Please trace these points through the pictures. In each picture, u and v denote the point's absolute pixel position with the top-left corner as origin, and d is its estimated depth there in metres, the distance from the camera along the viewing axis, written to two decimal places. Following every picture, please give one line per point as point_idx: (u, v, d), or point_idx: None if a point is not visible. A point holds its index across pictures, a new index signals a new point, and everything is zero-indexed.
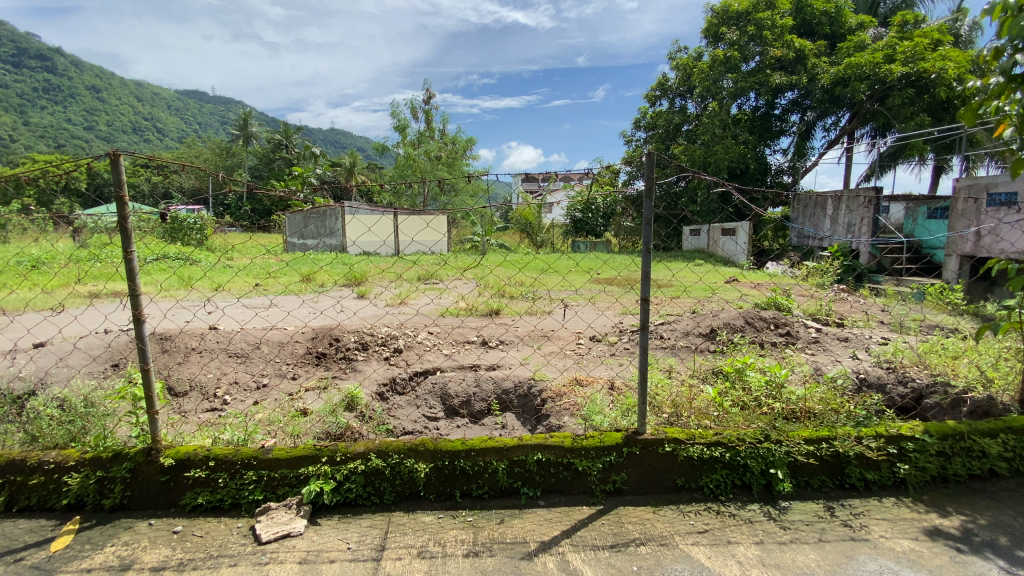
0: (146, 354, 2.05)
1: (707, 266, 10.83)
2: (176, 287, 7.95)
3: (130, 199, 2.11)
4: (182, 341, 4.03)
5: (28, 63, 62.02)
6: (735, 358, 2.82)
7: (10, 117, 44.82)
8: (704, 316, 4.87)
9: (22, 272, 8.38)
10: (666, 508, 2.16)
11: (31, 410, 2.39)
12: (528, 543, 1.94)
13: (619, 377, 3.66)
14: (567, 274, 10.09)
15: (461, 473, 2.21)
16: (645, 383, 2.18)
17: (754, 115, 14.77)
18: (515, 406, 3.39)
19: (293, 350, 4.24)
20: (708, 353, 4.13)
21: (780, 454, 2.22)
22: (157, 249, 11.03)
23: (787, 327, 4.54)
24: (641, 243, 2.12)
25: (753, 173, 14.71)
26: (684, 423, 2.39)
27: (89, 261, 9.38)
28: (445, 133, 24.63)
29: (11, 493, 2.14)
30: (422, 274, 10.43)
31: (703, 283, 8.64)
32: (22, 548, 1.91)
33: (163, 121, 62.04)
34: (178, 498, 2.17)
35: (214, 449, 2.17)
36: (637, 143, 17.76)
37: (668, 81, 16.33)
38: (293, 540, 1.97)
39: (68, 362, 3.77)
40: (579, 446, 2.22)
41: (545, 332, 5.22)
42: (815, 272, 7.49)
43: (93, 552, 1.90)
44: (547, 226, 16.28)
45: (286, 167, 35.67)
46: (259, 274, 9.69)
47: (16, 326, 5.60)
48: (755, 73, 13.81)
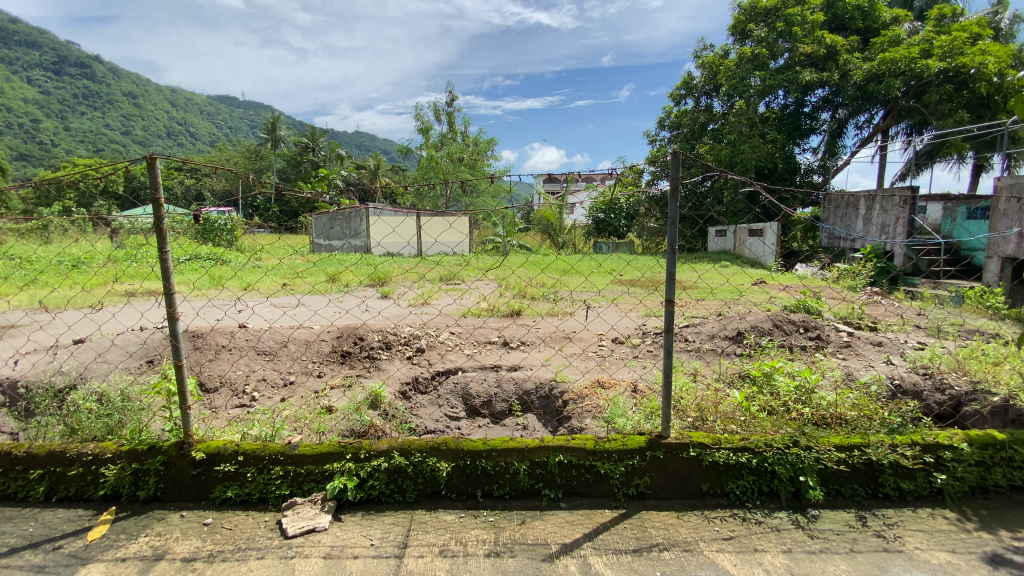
0: (179, 351, 2.11)
1: (734, 268, 10.63)
2: (208, 287, 8.20)
3: (165, 201, 2.18)
4: (213, 339, 4.14)
5: (69, 72, 64.96)
6: (762, 362, 2.72)
7: (52, 123, 46.94)
8: (731, 319, 4.76)
9: (63, 271, 8.76)
10: (690, 514, 2.12)
11: (72, 403, 2.50)
12: (550, 544, 1.93)
13: (643, 379, 3.60)
14: (590, 276, 10.07)
15: (483, 473, 2.21)
16: (670, 385, 2.14)
17: (783, 113, 14.45)
18: (536, 407, 3.38)
19: (319, 348, 4.32)
20: (735, 357, 4.05)
21: (809, 461, 2.16)
22: (190, 249, 11.41)
23: (817, 330, 4.42)
24: (666, 244, 2.08)
25: (781, 173, 14.40)
26: (709, 427, 2.35)
27: (127, 261, 9.78)
28: (468, 135, 24.82)
29: (51, 483, 2.23)
30: (444, 274, 10.54)
31: (730, 284, 8.50)
32: (61, 536, 2.00)
33: (196, 124, 64.15)
34: (208, 491, 2.23)
35: (243, 444, 2.23)
36: (661, 143, 17.57)
37: (693, 80, 16.10)
38: (318, 535, 2.00)
39: (106, 357, 3.92)
40: (601, 448, 2.20)
41: (567, 333, 5.19)
42: (847, 274, 7.25)
43: (127, 542, 1.97)
44: (569, 226, 16.24)
45: (313, 169, 36.59)
46: (287, 274, 9.93)
47: (59, 323, 5.87)
48: (784, 70, 13.48)
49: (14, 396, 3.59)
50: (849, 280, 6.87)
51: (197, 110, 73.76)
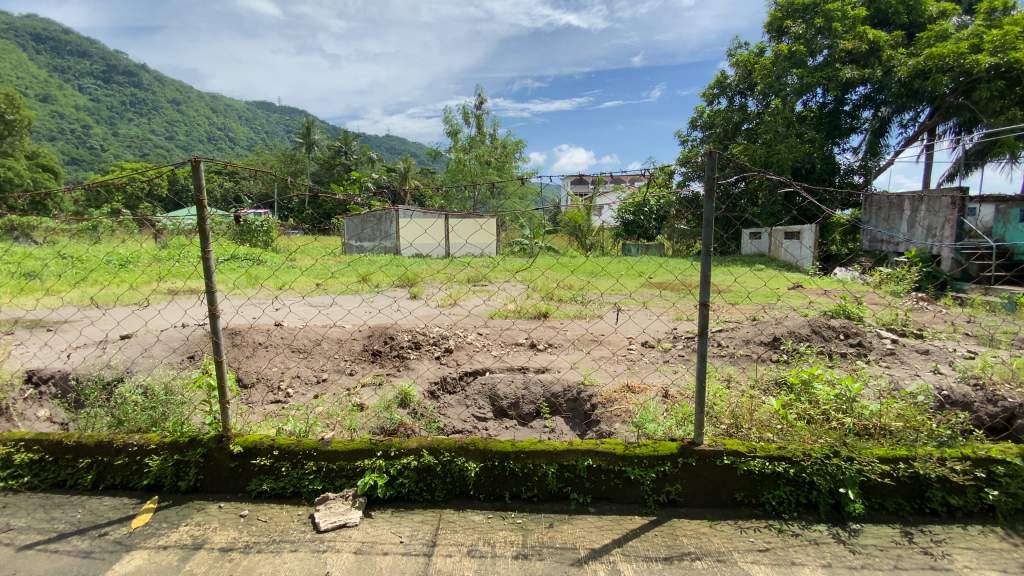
0: (220, 347, 2.18)
1: (769, 271, 10.34)
2: (246, 286, 8.49)
3: (208, 204, 2.27)
4: (250, 336, 4.28)
5: (118, 80, 68.51)
6: (801, 369, 2.64)
7: (102, 130, 49.50)
8: (766, 324, 4.61)
9: (112, 270, 9.22)
10: (723, 523, 2.06)
11: (119, 396, 2.63)
12: (578, 549, 1.91)
13: (674, 384, 3.53)
14: (619, 278, 9.96)
15: (511, 474, 2.21)
16: (703, 391, 2.09)
17: (822, 111, 14.00)
18: (563, 410, 3.36)
19: (350, 347, 4.40)
20: (772, 363, 3.93)
21: (851, 472, 2.07)
22: (229, 249, 11.83)
23: (858, 336, 4.25)
24: (701, 246, 2.03)
25: (819, 173, 13.93)
26: (744, 435, 2.29)
27: (170, 261, 10.20)
28: (496, 137, 24.97)
29: (98, 472, 2.34)
30: (472, 276, 10.61)
31: (766, 288, 8.26)
32: (107, 524, 2.09)
33: (235, 130, 66.54)
34: (244, 484, 2.29)
35: (279, 439, 2.29)
36: (693, 143, 17.28)
37: (727, 79, 15.79)
38: (349, 530, 2.03)
39: (151, 352, 4.09)
40: (631, 453, 2.16)
41: (596, 336, 5.13)
42: (890, 278, 6.97)
43: (169, 531, 2.05)
44: (597, 228, 16.10)
45: (346, 172, 37.45)
46: (320, 274, 10.17)
47: (108, 320, 6.15)
48: (823, 68, 13.06)
49: (66, 388, 3.78)
50: (892, 285, 6.58)
51: (237, 116, 76.55)
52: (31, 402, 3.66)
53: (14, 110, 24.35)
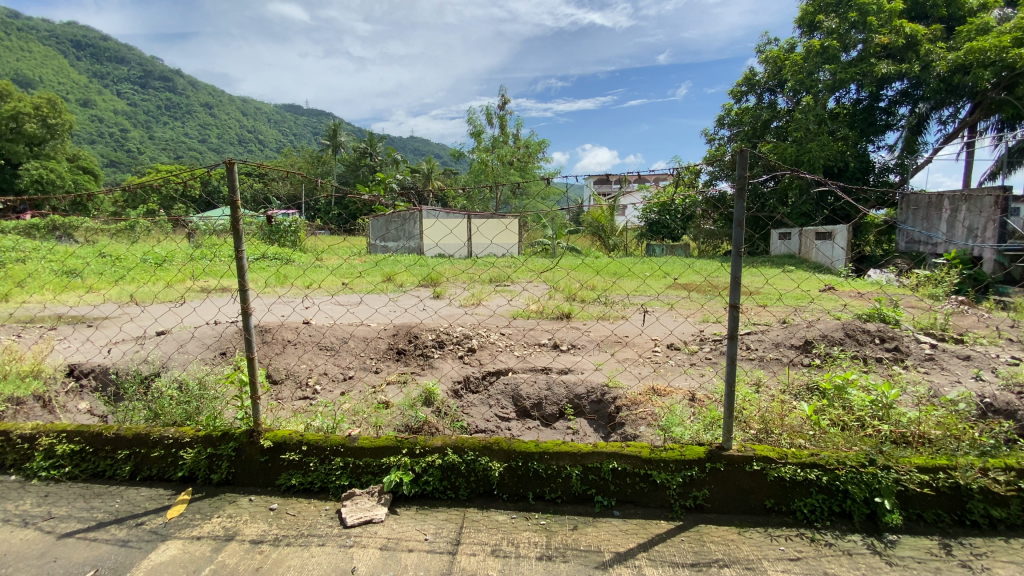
0: (252, 344, 2.24)
1: (800, 273, 10.08)
2: (275, 284, 8.68)
3: (241, 204, 2.32)
4: (280, 334, 4.39)
5: (155, 86, 71.04)
6: (834, 374, 2.57)
7: (138, 133, 51.31)
8: (797, 327, 4.50)
9: (148, 269, 9.54)
10: (753, 531, 2.02)
11: (156, 390, 2.73)
12: (603, 552, 1.89)
13: (701, 388, 3.45)
14: (644, 279, 9.84)
15: (535, 475, 2.21)
16: (732, 395, 2.05)
17: (855, 108, 13.58)
18: (588, 411, 3.33)
19: (376, 346, 4.46)
20: (803, 367, 3.82)
21: (887, 481, 2.00)
22: (258, 249, 12.12)
23: (894, 341, 4.10)
24: (731, 246, 1.98)
25: (852, 172, 13.52)
26: (774, 440, 2.24)
27: (203, 260, 10.52)
28: (519, 137, 24.99)
29: (136, 463, 2.43)
30: (495, 276, 10.63)
31: (797, 290, 8.04)
32: (144, 513, 2.16)
33: (265, 132, 68.20)
34: (274, 478, 2.35)
35: (307, 434, 2.34)
36: (720, 141, 16.98)
37: (755, 76, 15.47)
38: (375, 526, 2.06)
39: (186, 348, 4.22)
40: (657, 457, 2.14)
41: (620, 338, 5.07)
42: (928, 281, 6.71)
43: (202, 522, 2.11)
44: (620, 228, 15.96)
45: (371, 173, 37.97)
46: (346, 274, 10.33)
47: (146, 316, 6.39)
48: (857, 63, 12.66)
49: (106, 382, 3.92)
50: (930, 287, 6.33)
51: (266, 119, 78.47)
52: (73, 394, 3.81)
53: (55, 114, 25.29)
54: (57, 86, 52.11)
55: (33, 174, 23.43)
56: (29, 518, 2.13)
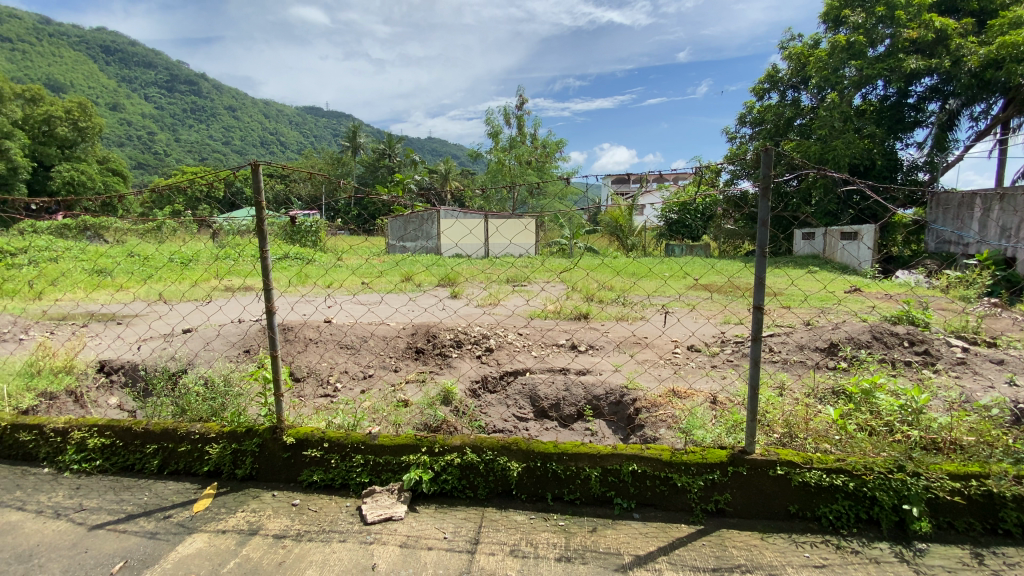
0: (275, 342, 2.28)
1: (824, 274, 9.87)
2: (297, 284, 8.84)
3: (266, 205, 2.37)
4: (302, 332, 4.46)
5: (181, 89, 73.01)
6: (860, 378, 2.51)
7: (165, 136, 52.73)
8: (821, 329, 4.41)
9: (175, 269, 9.82)
10: (776, 536, 1.98)
11: (183, 386, 2.80)
12: (622, 555, 1.87)
13: (723, 390, 3.41)
14: (663, 280, 9.75)
15: (553, 476, 2.20)
16: (756, 398, 2.01)
17: (882, 105, 13.25)
18: (606, 413, 3.31)
19: (395, 345, 4.50)
20: (829, 370, 3.73)
21: (916, 489, 1.95)
22: (280, 249, 12.35)
23: (925, 345, 3.99)
24: (755, 247, 1.95)
25: (879, 170, 13.18)
26: (799, 445, 2.20)
27: (227, 260, 10.75)
28: (537, 137, 24.98)
29: (164, 458, 2.49)
30: (513, 276, 10.65)
31: (821, 292, 7.88)
32: (171, 506, 2.22)
33: (286, 134, 69.43)
34: (296, 474, 2.39)
35: (329, 432, 2.37)
36: (742, 140, 16.73)
37: (778, 73, 15.21)
38: (394, 523, 2.08)
39: (212, 346, 4.33)
40: (678, 460, 2.11)
41: (640, 339, 5.03)
42: (959, 282, 6.51)
43: (227, 516, 2.16)
44: (639, 228, 15.83)
45: (389, 174, 38.35)
46: (366, 274, 10.46)
47: (174, 314, 6.58)
48: (884, 59, 12.34)
49: (135, 378, 4.03)
50: (961, 289, 6.14)
51: (288, 121, 79.89)
52: (104, 390, 3.92)
53: (86, 118, 26.16)
54: (89, 91, 53.95)
55: (65, 177, 24.37)
56: (61, 509, 2.20)
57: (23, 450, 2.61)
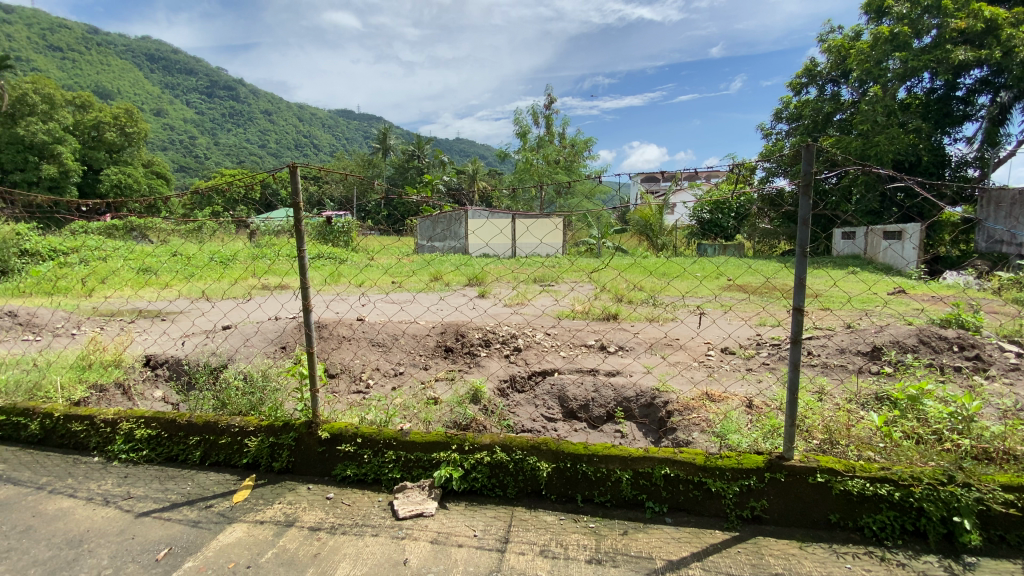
0: (311, 339, 2.34)
1: (864, 275, 9.50)
2: (330, 282, 9.07)
3: (303, 207, 2.43)
4: (336, 330, 4.57)
5: (220, 94, 75.85)
6: (907, 384, 2.40)
7: (205, 140, 54.90)
8: (864, 332, 4.24)
9: (216, 268, 10.21)
10: (815, 546, 1.91)
11: (224, 381, 2.90)
12: (655, 559, 1.85)
13: (759, 394, 3.32)
14: (695, 280, 9.58)
15: (584, 478, 2.19)
16: (795, 403, 1.95)
17: (929, 99, 12.65)
18: (637, 415, 3.27)
19: (425, 343, 4.56)
20: (872, 375, 3.59)
21: (967, 501, 1.85)
22: (314, 249, 12.69)
23: (977, 350, 3.79)
24: (795, 246, 1.89)
25: (925, 166, 12.60)
26: (840, 452, 2.12)
27: (264, 260, 11.12)
28: (565, 136, 24.88)
29: (205, 449, 2.59)
30: (541, 275, 10.64)
31: (862, 294, 7.60)
32: (213, 496, 2.31)
33: (320, 137, 71.17)
34: (331, 468, 2.45)
35: (362, 427, 2.42)
36: (777, 136, 16.27)
37: (817, 66, 14.73)
38: (425, 519, 2.11)
39: (251, 342, 4.47)
40: (712, 465, 2.07)
41: (672, 340, 4.94)
42: (1013, 284, 6.17)
43: (265, 507, 2.22)
44: (669, 227, 15.57)
45: (418, 175, 38.86)
46: (397, 273, 10.64)
47: (216, 312, 6.84)
48: (931, 50, 11.78)
49: (178, 372, 4.20)
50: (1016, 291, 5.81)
51: (321, 124, 81.91)
52: (150, 383, 4.10)
53: (133, 124, 27.50)
54: (135, 97, 56.64)
55: (113, 180, 25.75)
56: (110, 497, 2.31)
57: (75, 440, 2.76)
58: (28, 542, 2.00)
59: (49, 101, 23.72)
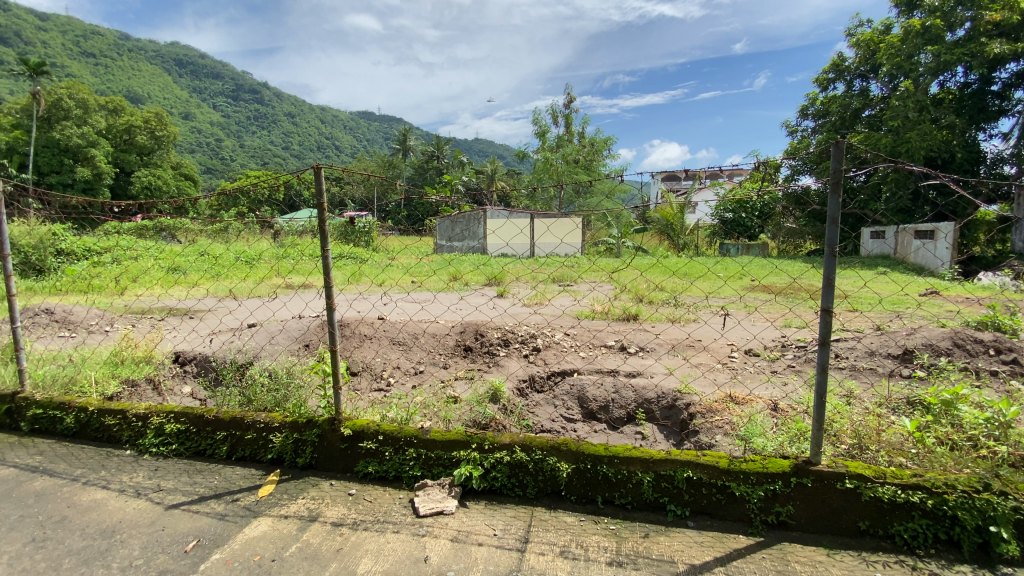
0: (335, 338, 2.37)
1: (894, 275, 9.23)
2: (352, 282, 9.21)
3: (327, 208, 2.47)
4: (358, 328, 4.63)
5: (245, 98, 77.65)
6: (940, 388, 2.32)
7: (231, 142, 56.30)
8: (894, 334, 4.11)
9: (242, 268, 10.47)
10: (844, 553, 1.86)
11: (250, 377, 2.97)
12: (677, 563, 1.83)
13: (785, 397, 3.25)
14: (717, 281, 9.44)
15: (604, 479, 2.17)
16: (822, 406, 1.91)
17: (962, 93, 12.22)
18: (658, 417, 3.23)
19: (445, 342, 4.60)
20: (903, 378, 3.47)
21: (1004, 510, 1.78)
22: (336, 249, 12.90)
23: (1015, 353, 3.65)
24: (823, 245, 1.85)
25: (959, 163, 12.17)
26: (869, 457, 2.06)
27: (288, 259, 11.36)
28: (585, 135, 24.77)
29: (232, 444, 2.65)
30: (560, 275, 10.62)
31: (892, 295, 7.38)
32: (240, 490, 2.37)
33: (341, 138, 72.24)
34: (352, 465, 2.48)
35: (383, 425, 2.45)
36: (803, 133, 15.91)
37: (845, 61, 14.37)
38: (446, 517, 2.12)
39: (276, 340, 4.57)
40: (736, 469, 2.03)
41: (694, 342, 4.87)
42: None
43: (289, 502, 2.27)
44: (691, 226, 15.37)
45: (437, 175, 39.14)
46: (417, 272, 10.74)
47: (242, 310, 7.02)
48: (965, 43, 11.38)
49: (206, 368, 4.30)
50: None
51: (343, 126, 83.11)
52: (179, 378, 4.22)
53: (163, 127, 28.38)
54: (164, 102, 58.40)
55: (143, 182, 26.61)
56: (141, 489, 2.39)
57: (108, 433, 2.85)
58: (63, 532, 2.08)
59: (83, 107, 24.62)
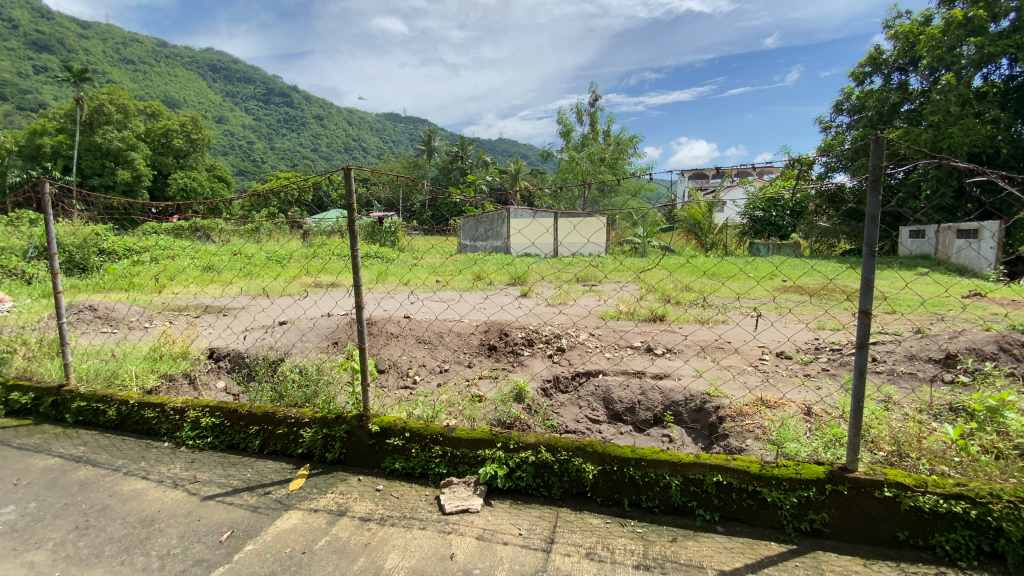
0: (363, 335, 2.41)
1: (934, 276, 8.87)
2: (378, 281, 9.36)
3: (355, 208, 2.52)
4: (385, 327, 4.70)
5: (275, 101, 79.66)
6: (984, 394, 2.22)
7: (262, 145, 57.85)
8: (936, 338, 3.94)
9: (272, 267, 10.76)
10: (881, 564, 1.80)
11: (281, 373, 3.05)
12: (705, 568, 1.79)
13: (819, 401, 3.16)
14: (745, 281, 9.25)
15: (631, 481, 2.15)
16: (859, 412, 1.84)
17: (1009, 86, 11.65)
18: (686, 420, 3.18)
19: (470, 341, 4.63)
20: (945, 384, 3.33)
21: None
22: (363, 249, 13.12)
23: None
24: (862, 245, 1.79)
25: (1004, 159, 11.62)
26: (909, 465, 1.98)
27: (317, 259, 11.61)
28: (610, 134, 24.55)
29: (264, 438, 2.72)
30: (585, 275, 10.56)
31: (931, 297, 7.09)
32: (271, 483, 2.43)
33: (368, 140, 73.40)
34: (380, 461, 2.52)
35: (410, 422, 2.48)
36: (837, 129, 15.42)
37: (882, 54, 13.87)
38: (471, 515, 2.14)
39: (306, 337, 4.69)
40: (768, 474, 1.99)
41: (722, 343, 4.78)
42: None
43: (319, 496, 2.32)
44: (719, 225, 15.07)
45: (462, 175, 39.37)
46: (442, 272, 10.84)
47: (274, 307, 7.22)
48: (1011, 33, 10.86)
49: (239, 364, 4.44)
50: None
51: (369, 127, 84.44)
52: (214, 373, 4.37)
53: (198, 130, 29.35)
54: (199, 106, 60.40)
55: (179, 183, 27.57)
56: (178, 480, 2.48)
57: (148, 425, 2.97)
58: (105, 520, 2.17)
59: (124, 111, 25.66)
